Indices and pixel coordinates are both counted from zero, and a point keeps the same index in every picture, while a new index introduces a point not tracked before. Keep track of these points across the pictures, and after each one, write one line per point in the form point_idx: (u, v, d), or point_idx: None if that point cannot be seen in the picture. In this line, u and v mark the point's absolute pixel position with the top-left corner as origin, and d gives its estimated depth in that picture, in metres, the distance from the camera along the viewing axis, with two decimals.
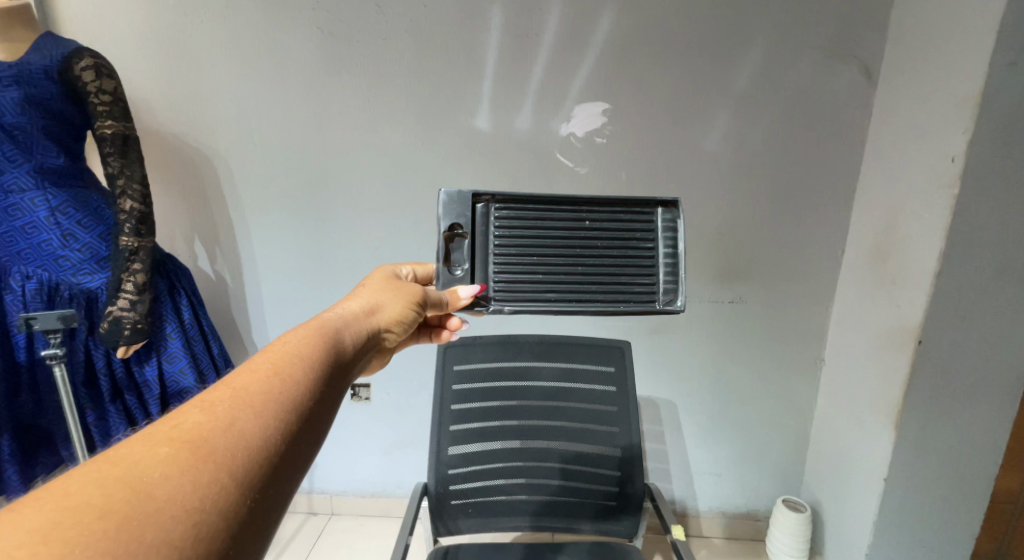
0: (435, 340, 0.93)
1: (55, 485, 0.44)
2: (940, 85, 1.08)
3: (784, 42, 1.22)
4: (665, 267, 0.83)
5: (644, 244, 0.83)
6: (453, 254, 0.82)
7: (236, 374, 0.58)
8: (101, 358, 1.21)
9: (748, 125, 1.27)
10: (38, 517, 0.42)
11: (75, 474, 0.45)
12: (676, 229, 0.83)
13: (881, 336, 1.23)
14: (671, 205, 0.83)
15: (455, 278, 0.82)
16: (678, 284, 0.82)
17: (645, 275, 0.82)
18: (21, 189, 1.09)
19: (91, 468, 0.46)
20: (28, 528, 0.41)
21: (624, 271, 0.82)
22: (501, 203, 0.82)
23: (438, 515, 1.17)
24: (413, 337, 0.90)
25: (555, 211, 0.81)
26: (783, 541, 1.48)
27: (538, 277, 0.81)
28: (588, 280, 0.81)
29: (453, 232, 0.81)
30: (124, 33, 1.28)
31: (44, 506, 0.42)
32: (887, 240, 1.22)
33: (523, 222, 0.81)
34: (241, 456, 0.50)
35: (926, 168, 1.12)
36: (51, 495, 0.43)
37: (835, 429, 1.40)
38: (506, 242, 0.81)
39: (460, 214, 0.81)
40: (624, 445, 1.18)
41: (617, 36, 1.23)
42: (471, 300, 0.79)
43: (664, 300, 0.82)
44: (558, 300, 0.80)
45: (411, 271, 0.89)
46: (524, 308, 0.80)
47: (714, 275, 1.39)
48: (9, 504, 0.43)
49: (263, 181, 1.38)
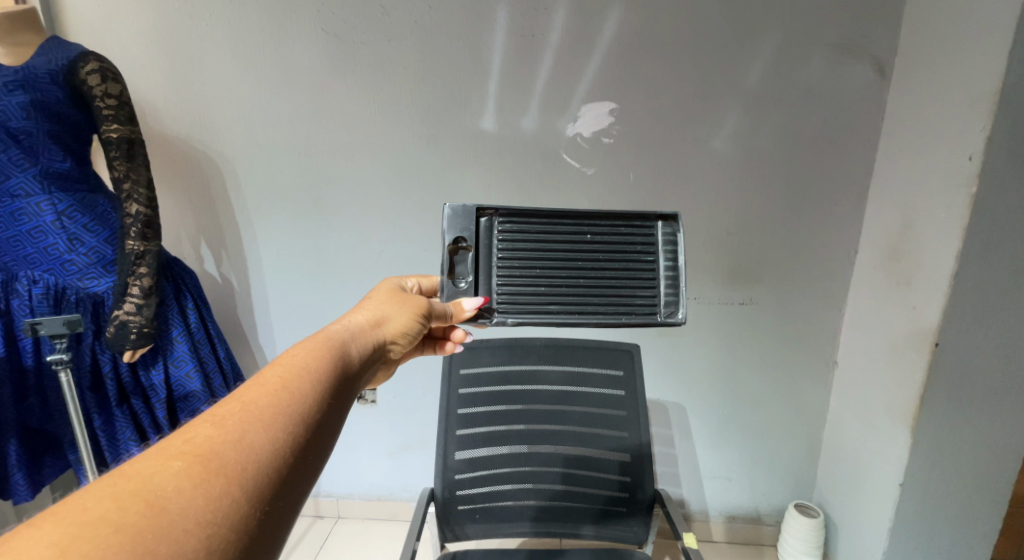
0: (439, 351, 0.92)
1: (70, 499, 0.43)
2: (959, 82, 1.06)
3: (795, 39, 1.19)
4: (666, 280, 0.81)
5: (645, 257, 0.81)
6: (457, 266, 0.80)
7: (245, 388, 0.56)
8: (108, 362, 1.20)
9: (758, 124, 1.25)
10: (56, 531, 0.41)
11: (91, 489, 0.44)
12: (676, 242, 0.81)
13: (897, 338, 1.21)
14: (671, 219, 0.82)
15: (460, 290, 0.80)
16: (679, 297, 0.81)
17: (646, 287, 0.80)
18: (27, 193, 1.09)
19: (105, 483, 0.45)
20: (47, 543, 0.40)
21: (626, 283, 0.80)
22: (504, 216, 0.81)
23: (445, 522, 1.16)
24: (417, 349, 0.89)
25: (556, 225, 0.80)
26: (794, 546, 1.47)
27: (542, 289, 0.80)
28: (590, 292, 0.79)
29: (458, 245, 0.80)
30: (129, 36, 1.27)
31: (61, 521, 0.42)
32: (903, 241, 1.19)
33: (526, 235, 0.80)
34: (252, 469, 0.49)
35: (942, 167, 1.09)
36: (68, 510, 0.43)
37: (849, 433, 1.38)
38: (510, 255, 0.80)
39: (463, 228, 0.80)
40: (634, 449, 1.16)
41: (624, 34, 1.21)
42: (474, 312, 0.78)
43: (665, 312, 0.80)
44: (561, 312, 0.79)
45: (415, 283, 0.88)
46: (527, 320, 0.79)
47: (724, 276, 1.37)
48: (27, 519, 0.42)
49: (269, 185, 1.37)
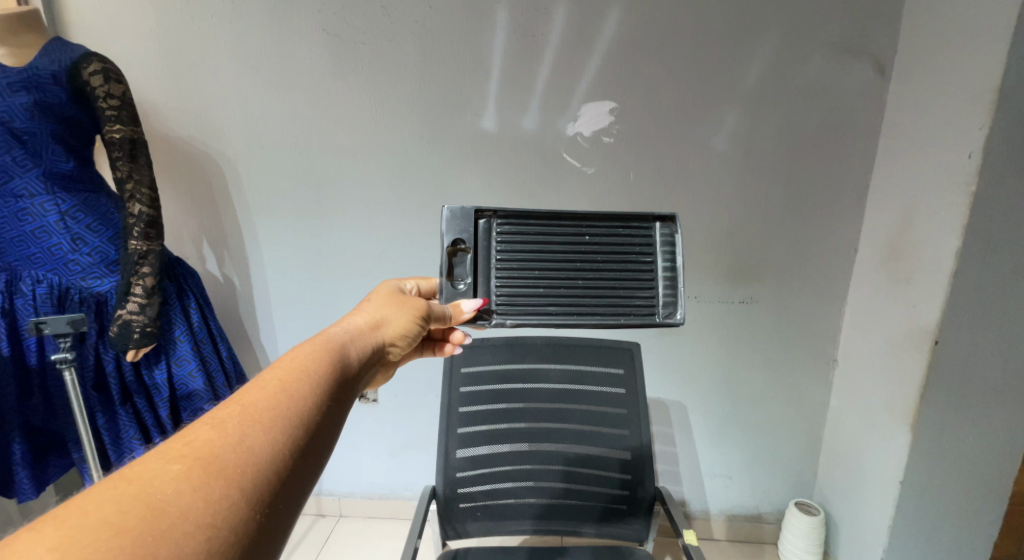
0: (439, 353, 0.92)
1: (72, 503, 0.44)
2: (958, 81, 1.06)
3: (795, 38, 1.20)
4: (664, 280, 0.81)
5: (643, 258, 0.82)
6: (456, 268, 0.81)
7: (245, 390, 0.57)
8: (111, 361, 1.21)
9: (758, 124, 1.25)
10: (57, 534, 0.42)
11: (92, 492, 0.45)
12: (674, 243, 0.82)
13: (897, 337, 1.21)
14: (669, 220, 0.82)
15: (459, 291, 0.81)
16: (677, 297, 0.81)
17: (645, 288, 0.81)
18: (31, 194, 1.10)
19: (106, 486, 0.45)
20: (48, 545, 0.41)
21: (624, 284, 0.81)
22: (502, 218, 0.81)
23: (447, 520, 1.16)
24: (416, 351, 0.90)
25: (554, 227, 0.81)
26: (795, 544, 1.48)
27: (541, 290, 0.80)
28: (588, 293, 0.80)
29: (456, 247, 0.81)
30: (131, 37, 1.28)
31: (62, 524, 0.42)
32: (903, 239, 1.19)
33: (525, 237, 0.81)
34: (252, 471, 0.50)
35: (941, 165, 1.10)
36: (69, 513, 0.43)
37: (849, 432, 1.38)
38: (509, 256, 0.81)
39: (462, 229, 0.81)
40: (634, 447, 1.17)
41: (624, 33, 1.22)
42: (473, 313, 0.78)
43: (663, 313, 0.81)
44: (560, 313, 0.79)
45: (415, 285, 0.89)
46: (526, 321, 0.79)
47: (724, 275, 1.38)
48: (29, 522, 0.43)
49: (271, 185, 1.38)
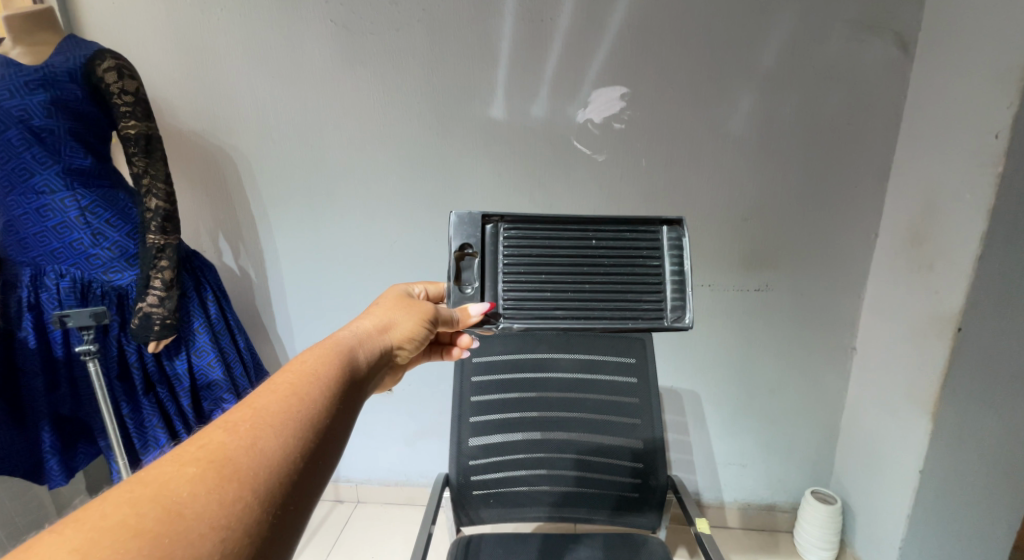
0: (448, 357, 0.93)
1: (92, 505, 0.45)
2: (987, 56, 1.02)
3: (813, 17, 1.15)
4: (672, 284, 0.80)
5: (650, 261, 0.81)
6: (464, 273, 0.81)
7: (256, 394, 0.58)
8: (133, 352, 1.24)
9: (775, 106, 1.22)
10: (78, 536, 0.43)
11: (111, 495, 0.46)
12: (681, 247, 0.81)
13: (918, 324, 1.18)
14: (676, 224, 0.82)
15: (466, 295, 0.81)
16: (685, 301, 0.80)
17: (652, 291, 0.80)
18: (51, 190, 1.12)
19: (124, 489, 0.47)
20: (70, 547, 0.42)
21: (632, 288, 0.80)
22: (510, 223, 0.81)
23: (461, 505, 1.18)
24: (424, 355, 0.91)
25: (560, 230, 0.80)
26: (811, 533, 1.47)
27: (548, 294, 0.79)
28: (596, 296, 0.79)
29: (464, 251, 0.81)
30: (144, 34, 1.29)
31: (82, 526, 0.44)
32: (926, 224, 1.16)
33: (531, 240, 0.81)
34: (264, 474, 0.51)
35: (967, 146, 1.06)
36: (88, 515, 0.45)
37: (868, 421, 1.36)
38: (516, 260, 0.80)
39: (470, 234, 0.80)
40: (645, 437, 1.16)
41: (635, 16, 1.19)
42: (480, 317, 0.78)
43: (671, 316, 0.80)
44: (567, 317, 0.79)
45: (423, 290, 0.89)
46: (533, 326, 0.79)
47: (739, 262, 1.35)
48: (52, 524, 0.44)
49: (283, 178, 1.39)
